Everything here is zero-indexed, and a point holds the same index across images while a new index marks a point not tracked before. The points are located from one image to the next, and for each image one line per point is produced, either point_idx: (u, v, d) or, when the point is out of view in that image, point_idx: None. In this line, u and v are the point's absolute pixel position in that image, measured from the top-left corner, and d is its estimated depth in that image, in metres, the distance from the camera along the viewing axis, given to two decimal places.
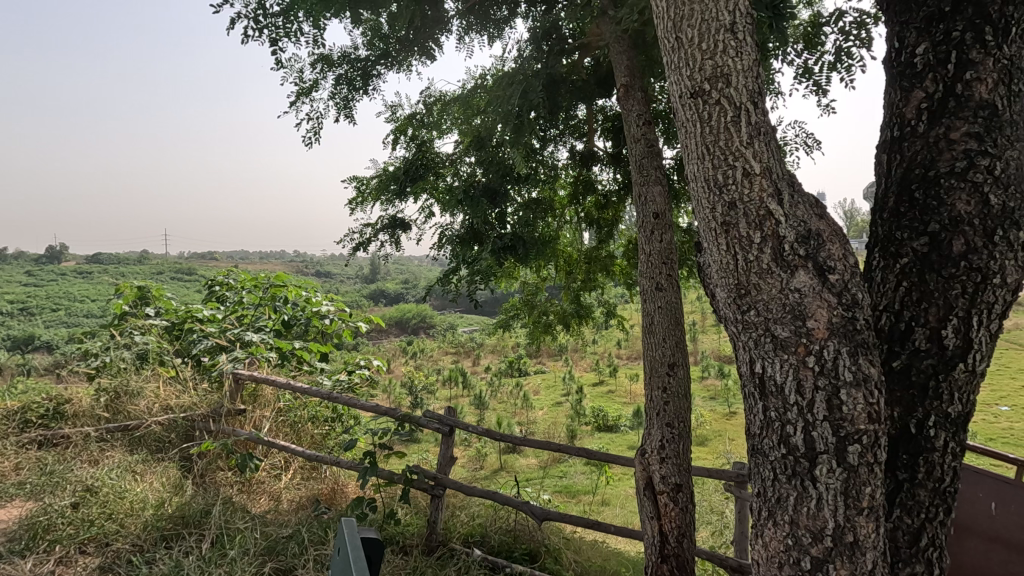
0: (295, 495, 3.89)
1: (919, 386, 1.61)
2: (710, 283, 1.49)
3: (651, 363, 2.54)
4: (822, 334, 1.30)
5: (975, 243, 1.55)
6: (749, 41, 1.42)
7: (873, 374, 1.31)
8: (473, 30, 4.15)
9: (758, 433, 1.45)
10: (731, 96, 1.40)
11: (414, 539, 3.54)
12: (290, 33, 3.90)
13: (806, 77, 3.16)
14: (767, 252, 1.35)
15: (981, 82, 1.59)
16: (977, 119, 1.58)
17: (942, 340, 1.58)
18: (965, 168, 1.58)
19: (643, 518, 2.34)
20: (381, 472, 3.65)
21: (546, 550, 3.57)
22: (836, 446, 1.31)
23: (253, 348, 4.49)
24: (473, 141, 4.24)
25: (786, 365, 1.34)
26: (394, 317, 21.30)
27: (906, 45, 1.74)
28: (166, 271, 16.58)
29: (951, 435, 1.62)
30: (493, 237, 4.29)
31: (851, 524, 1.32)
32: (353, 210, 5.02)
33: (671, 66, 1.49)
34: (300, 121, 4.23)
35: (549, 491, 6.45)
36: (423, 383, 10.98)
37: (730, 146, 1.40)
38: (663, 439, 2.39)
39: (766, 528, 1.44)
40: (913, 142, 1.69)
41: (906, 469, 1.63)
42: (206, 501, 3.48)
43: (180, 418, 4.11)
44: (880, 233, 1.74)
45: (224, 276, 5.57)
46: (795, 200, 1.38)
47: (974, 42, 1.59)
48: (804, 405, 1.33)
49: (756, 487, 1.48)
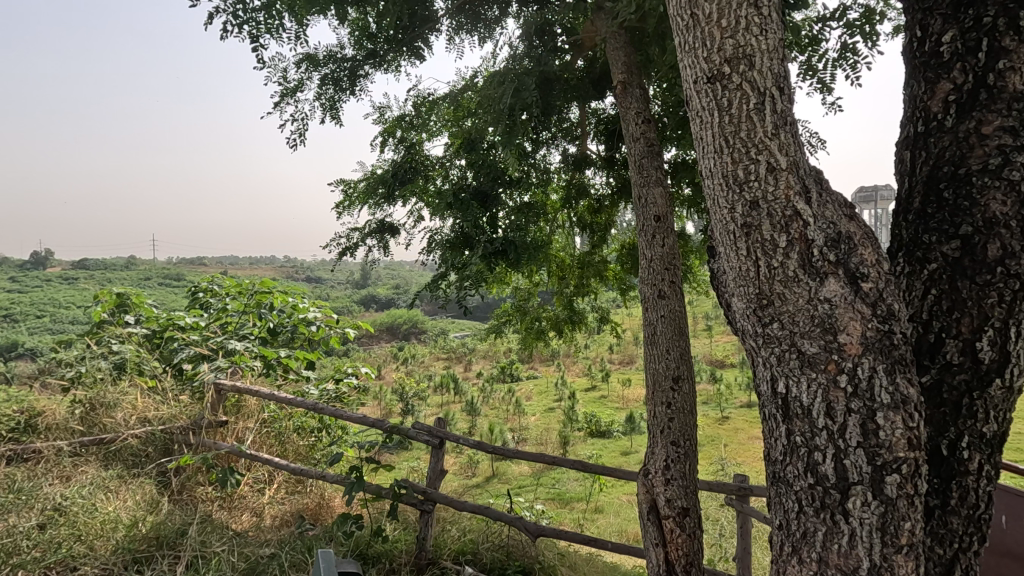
0: (280, 510, 3.67)
1: (951, 404, 1.46)
2: (727, 291, 1.34)
3: (654, 376, 2.38)
4: (856, 350, 1.15)
5: (1013, 247, 1.41)
6: (774, 18, 1.28)
7: (912, 395, 1.17)
8: (464, 31, 4.01)
9: (780, 460, 1.30)
10: (754, 80, 1.26)
11: (403, 557, 3.35)
12: (272, 29, 3.72)
13: (809, 75, 3.04)
14: (794, 257, 1.20)
15: (1015, 72, 1.45)
16: (1011, 112, 1.44)
17: (977, 354, 1.44)
18: (1000, 165, 1.44)
19: (647, 544, 2.18)
20: (367, 487, 3.45)
21: (540, 568, 3.37)
22: (872, 476, 1.16)
23: (236, 357, 4.29)
24: (463, 143, 4.15)
25: (814, 385, 1.19)
26: (385, 322, 21.01)
27: (930, 33, 1.61)
28: (153, 277, 16.24)
29: (986, 456, 1.48)
30: (484, 242, 4.14)
31: (888, 564, 1.17)
32: (340, 214, 4.85)
33: (686, 47, 1.35)
34: (284, 122, 4.04)
35: (543, 500, 6.26)
36: (414, 389, 10.75)
37: (753, 137, 1.25)
38: (668, 459, 2.24)
39: (790, 565, 1.28)
40: (940, 137, 1.55)
41: (938, 494, 1.47)
42: (184, 520, 3.27)
43: (159, 431, 3.88)
44: (904, 237, 1.60)
45: (208, 283, 5.34)
46: (823, 199, 1.24)
47: (1008, 28, 1.46)
48: (834, 429, 1.18)
49: (778, 519, 1.32)
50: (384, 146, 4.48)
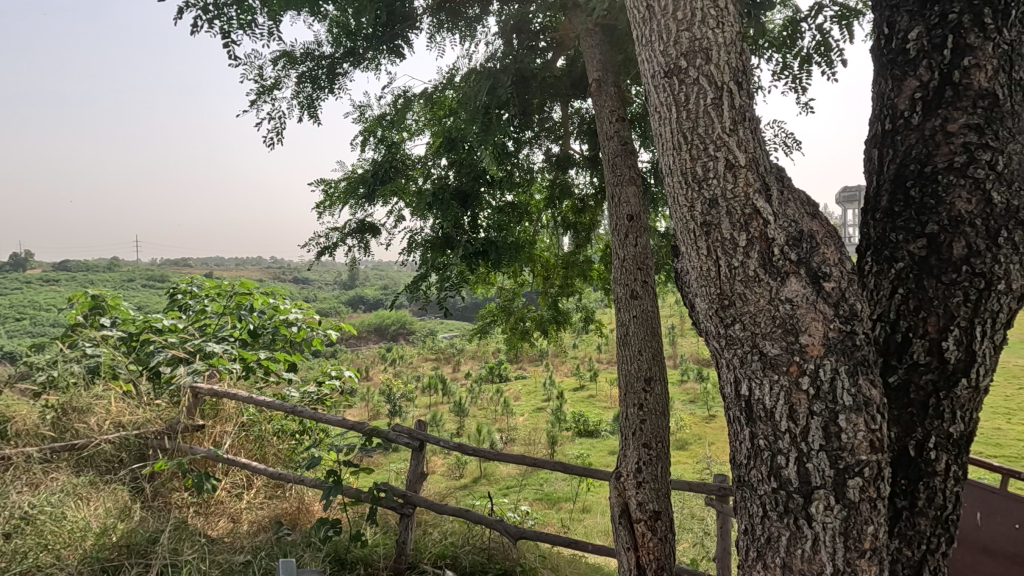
0: (257, 516, 3.62)
1: (918, 404, 1.45)
2: (689, 291, 1.31)
3: (627, 377, 2.36)
4: (818, 352, 1.13)
5: (978, 246, 1.40)
6: (732, 11, 1.26)
7: (874, 397, 1.15)
8: (444, 29, 3.95)
9: (744, 463, 1.27)
10: (711, 74, 1.23)
11: (382, 561, 3.28)
12: (244, 25, 3.62)
13: (784, 73, 3.03)
14: (754, 257, 1.18)
15: (979, 69, 1.44)
16: (977, 110, 1.44)
17: (943, 353, 1.43)
18: (965, 164, 1.43)
19: (619, 548, 2.16)
20: (346, 491, 3.38)
21: (521, 570, 3.32)
22: (834, 480, 1.14)
23: (214, 359, 4.12)
24: (444, 142, 4.07)
25: (776, 387, 1.17)
26: (372, 323, 20.87)
27: (897, 30, 1.59)
28: (137, 279, 15.99)
29: (953, 457, 1.46)
30: (464, 242, 4.09)
31: (851, 568, 1.14)
32: (320, 214, 4.77)
33: (643, 40, 1.33)
34: (260, 121, 3.79)
35: (529, 501, 6.21)
36: (401, 391, 10.67)
37: (710, 133, 1.23)
38: (640, 462, 2.21)
39: (754, 571, 1.26)
40: (907, 135, 1.54)
41: (905, 495, 1.46)
42: (156, 527, 3.17)
43: (133, 436, 3.73)
44: (872, 235, 1.58)
45: (187, 283, 5.12)
46: (784, 197, 1.22)
47: (972, 26, 1.45)
48: (797, 433, 1.16)
49: (743, 524, 1.30)
50: (365, 145, 4.40)
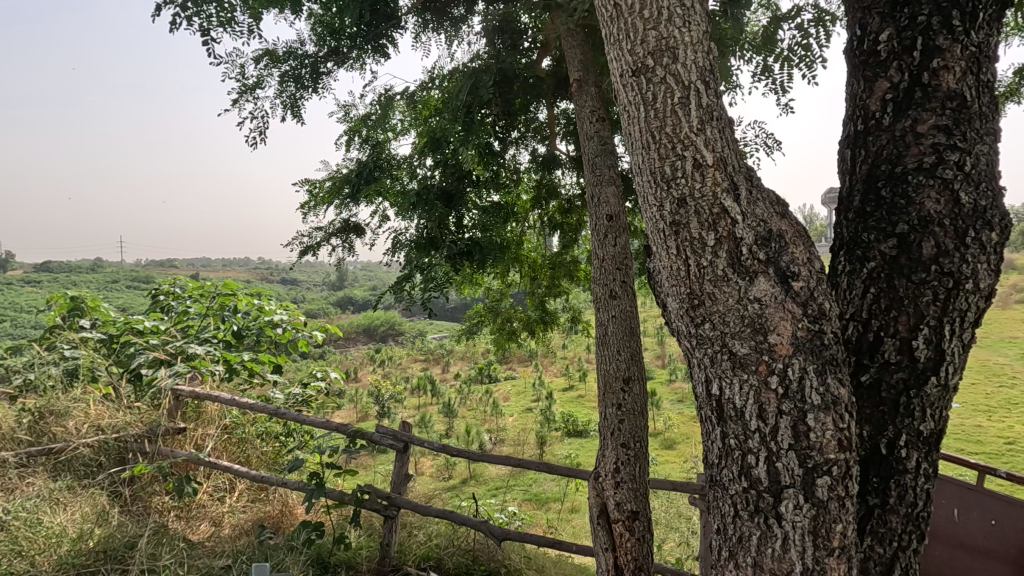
0: (239, 519, 3.54)
1: (890, 403, 1.46)
2: (661, 291, 1.31)
3: (606, 378, 2.36)
4: (786, 351, 1.13)
5: (946, 245, 1.41)
6: (698, 11, 1.26)
7: (843, 396, 1.15)
8: (429, 28, 3.93)
9: (716, 463, 1.27)
10: (679, 73, 1.24)
11: (365, 564, 3.24)
12: (225, 22, 3.57)
13: (764, 75, 3.05)
14: (723, 256, 1.18)
15: (948, 71, 1.46)
16: (945, 111, 1.45)
17: (913, 352, 1.44)
18: (934, 164, 1.44)
19: (597, 549, 2.16)
20: (328, 493, 3.34)
21: (506, 571, 3.30)
22: (803, 478, 1.14)
23: (196, 361, 4.05)
24: (429, 141, 3.96)
25: (746, 387, 1.17)
26: (361, 324, 20.74)
27: (868, 31, 1.61)
28: (121, 279, 15.79)
29: (924, 455, 1.47)
30: (449, 242, 4.07)
31: (821, 567, 1.15)
32: (304, 214, 4.72)
33: (611, 39, 1.33)
34: (242, 120, 3.66)
35: (518, 502, 6.19)
36: (390, 392, 10.63)
37: (678, 133, 1.23)
38: (618, 462, 2.21)
39: (726, 570, 1.26)
40: (878, 136, 1.55)
41: (876, 493, 1.47)
42: (135, 532, 3.11)
43: (112, 439, 3.63)
44: (845, 235, 1.59)
45: (170, 284, 4.98)
46: (753, 197, 1.22)
47: (941, 27, 1.47)
48: (766, 432, 1.16)
49: (716, 524, 1.30)
50: (350, 145, 4.35)
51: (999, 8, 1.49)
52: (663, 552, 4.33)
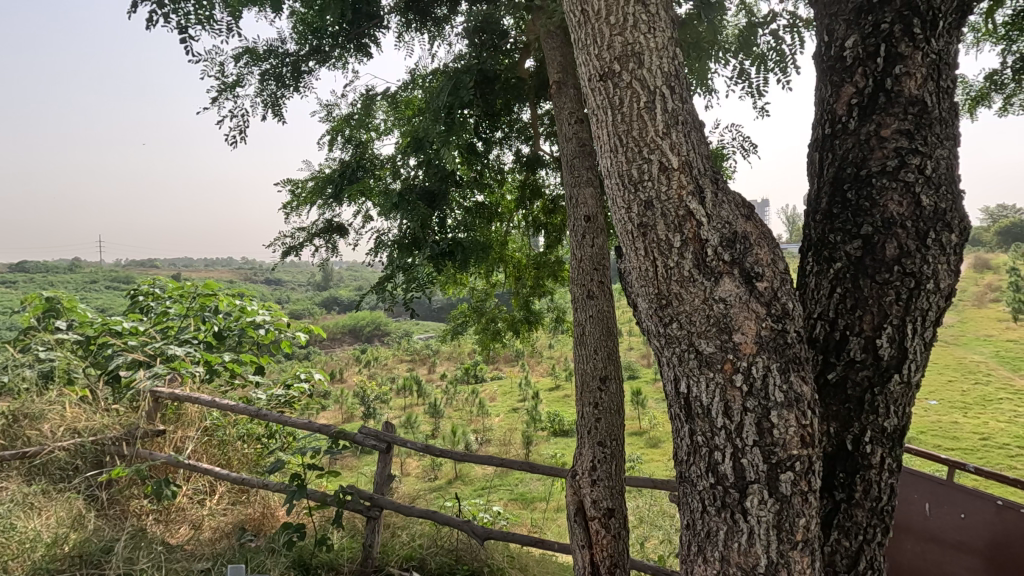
0: (219, 523, 3.49)
1: (855, 399, 1.50)
2: (631, 291, 1.33)
3: (583, 376, 2.39)
4: (750, 349, 1.16)
5: (908, 246, 1.46)
6: (663, 18, 1.30)
7: (805, 393, 1.18)
8: (412, 28, 3.91)
9: (685, 459, 1.30)
10: (644, 78, 1.27)
11: (347, 565, 3.22)
12: (204, 20, 3.52)
13: (741, 80, 3.10)
14: (689, 257, 1.20)
15: (910, 77, 1.50)
16: (907, 116, 1.49)
17: (877, 350, 1.48)
18: (897, 167, 1.49)
19: (574, 546, 2.20)
20: (310, 494, 3.31)
21: (488, 571, 3.29)
22: (768, 474, 1.17)
23: (176, 363, 3.99)
24: (412, 141, 3.91)
25: (712, 384, 1.20)
26: (346, 325, 20.62)
27: (835, 38, 1.65)
28: (99, 279, 15.56)
29: (888, 450, 1.51)
30: (432, 242, 4.07)
31: (785, 560, 1.17)
32: (287, 214, 4.68)
33: (580, 44, 1.36)
34: (223, 119, 3.67)
35: (503, 502, 6.20)
36: (375, 393, 10.59)
37: (644, 136, 1.26)
38: (595, 460, 2.24)
39: (696, 564, 1.28)
40: (844, 140, 1.59)
41: (843, 488, 1.50)
42: (112, 536, 3.06)
43: (89, 442, 3.56)
44: (813, 237, 1.63)
45: (149, 284, 4.82)
46: (718, 199, 1.25)
47: (902, 35, 1.51)
48: (732, 429, 1.19)
49: (686, 519, 1.33)
50: (333, 145, 4.31)
51: (958, 16, 1.54)
52: (647, 550, 4.38)
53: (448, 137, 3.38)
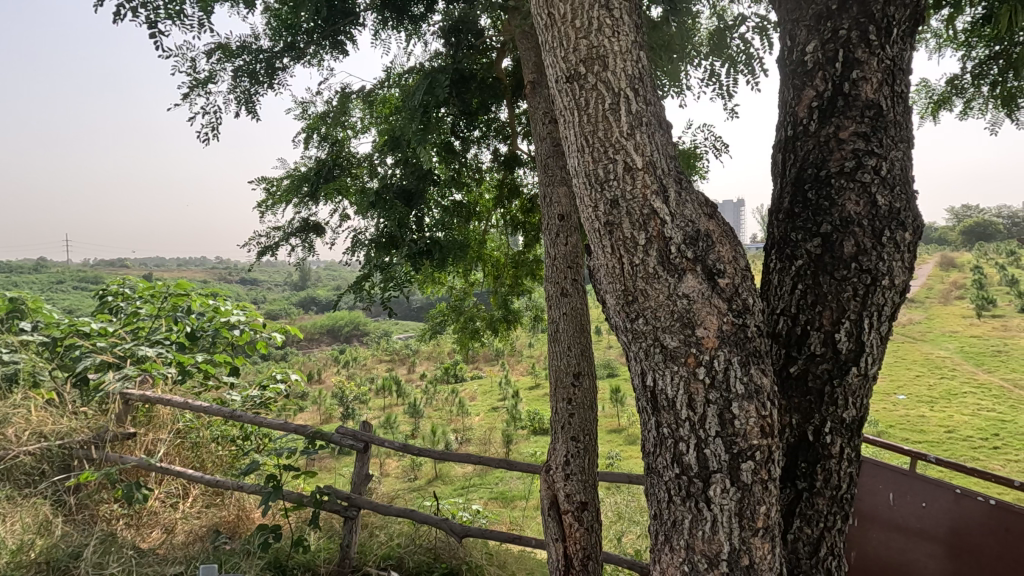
0: (192, 526, 3.41)
1: (815, 391, 1.55)
2: (600, 288, 1.36)
3: (557, 373, 2.43)
4: (712, 344, 1.20)
5: (865, 244, 1.52)
6: (627, 22, 1.34)
7: (765, 385, 1.23)
8: (388, 26, 3.88)
9: (652, 451, 1.34)
10: (608, 80, 1.31)
11: (324, 566, 3.20)
12: (174, 15, 3.45)
13: (712, 81, 3.17)
14: (653, 255, 1.24)
15: (866, 82, 1.56)
16: (864, 119, 1.56)
17: (836, 344, 1.54)
18: (854, 169, 1.55)
19: (549, 540, 2.25)
20: (286, 495, 3.27)
21: (467, 569, 3.29)
22: (729, 464, 1.21)
23: (147, 364, 3.89)
24: (388, 140, 3.88)
25: (677, 377, 1.24)
26: (325, 325, 20.39)
27: (797, 43, 1.71)
28: (65, 279, 15.15)
29: (847, 440, 1.57)
30: (409, 241, 4.07)
31: (746, 546, 1.22)
32: (261, 212, 4.61)
33: (547, 46, 1.39)
34: (192, 115, 3.43)
35: (483, 501, 6.21)
36: (354, 393, 10.50)
37: (609, 137, 1.29)
38: (568, 454, 2.28)
39: (663, 553, 1.32)
40: (805, 141, 1.65)
41: (804, 477, 1.56)
42: (80, 541, 3.00)
43: (56, 446, 3.47)
44: (777, 235, 1.69)
45: (119, 284, 4.69)
46: (682, 198, 1.29)
47: (859, 41, 1.57)
48: (695, 420, 1.23)
49: (653, 509, 1.37)
50: (308, 143, 4.25)
51: (912, 24, 1.61)
52: (624, 544, 4.44)
53: (425, 136, 3.37)
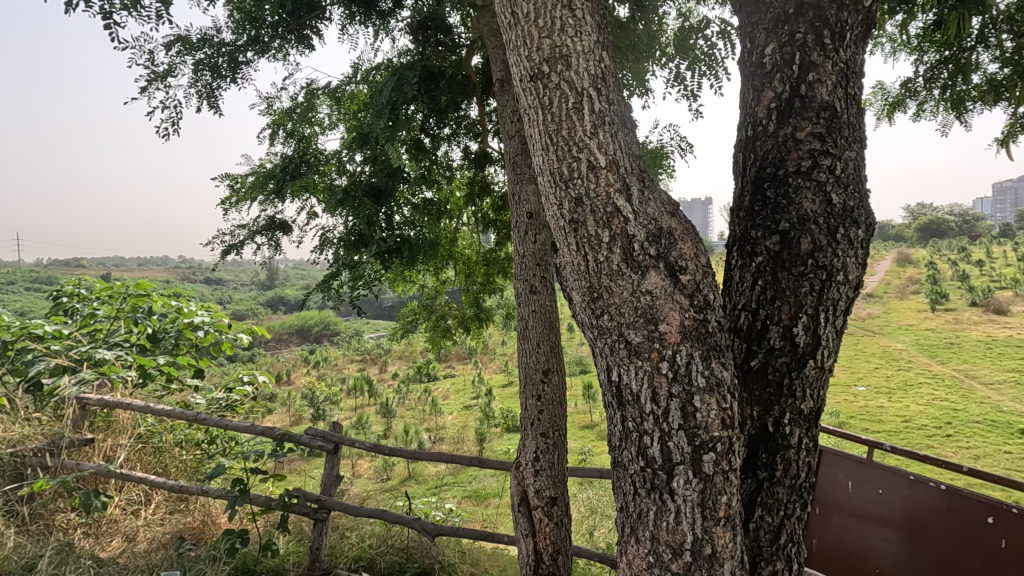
0: (155, 533, 3.31)
1: (775, 384, 1.60)
2: (566, 286, 1.38)
3: (526, 371, 2.44)
4: (674, 339, 1.23)
5: (820, 241, 1.57)
6: (589, 22, 1.36)
7: (725, 378, 1.26)
8: (356, 21, 3.82)
9: (618, 445, 1.37)
10: (572, 80, 1.32)
11: (293, 569, 3.16)
12: (130, 6, 3.33)
13: (677, 83, 3.23)
14: (617, 252, 1.26)
15: (821, 84, 1.62)
16: (819, 120, 1.61)
17: (794, 338, 1.59)
18: (810, 168, 1.60)
19: (519, 536, 2.26)
20: (253, 500, 3.20)
21: (439, 568, 3.28)
22: (692, 456, 1.25)
23: (105, 367, 3.76)
24: (357, 136, 3.82)
25: (641, 372, 1.26)
26: (293, 325, 20.00)
27: (756, 45, 1.76)
28: (18, 279, 14.55)
29: (805, 431, 1.62)
30: (378, 239, 4.02)
31: (709, 536, 1.25)
32: (226, 210, 4.50)
33: (510, 45, 1.40)
34: (152, 109, 3.42)
35: (457, 500, 6.20)
36: (325, 394, 10.35)
37: (573, 136, 1.31)
38: (537, 451, 2.30)
39: (629, 545, 1.34)
40: (764, 141, 1.70)
41: (765, 468, 1.60)
42: (35, 553, 2.89)
43: (8, 455, 3.32)
44: (738, 232, 1.74)
45: (74, 284, 4.50)
46: (645, 196, 1.31)
47: (815, 44, 1.62)
48: (659, 413, 1.26)
49: (620, 502, 1.39)
50: (274, 139, 4.15)
51: (863, 29, 1.67)
52: (596, 538, 4.49)
53: (393, 133, 3.33)
